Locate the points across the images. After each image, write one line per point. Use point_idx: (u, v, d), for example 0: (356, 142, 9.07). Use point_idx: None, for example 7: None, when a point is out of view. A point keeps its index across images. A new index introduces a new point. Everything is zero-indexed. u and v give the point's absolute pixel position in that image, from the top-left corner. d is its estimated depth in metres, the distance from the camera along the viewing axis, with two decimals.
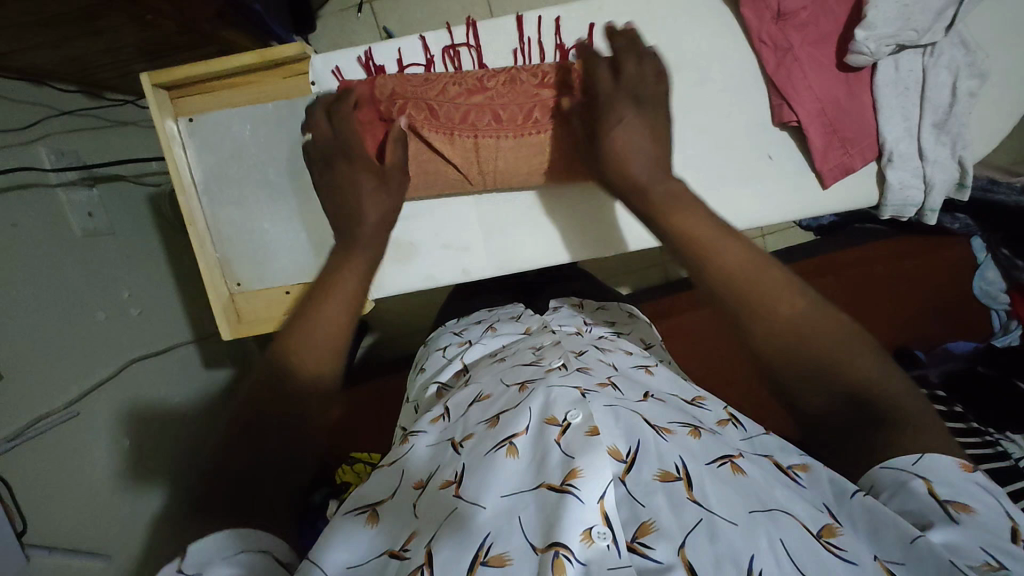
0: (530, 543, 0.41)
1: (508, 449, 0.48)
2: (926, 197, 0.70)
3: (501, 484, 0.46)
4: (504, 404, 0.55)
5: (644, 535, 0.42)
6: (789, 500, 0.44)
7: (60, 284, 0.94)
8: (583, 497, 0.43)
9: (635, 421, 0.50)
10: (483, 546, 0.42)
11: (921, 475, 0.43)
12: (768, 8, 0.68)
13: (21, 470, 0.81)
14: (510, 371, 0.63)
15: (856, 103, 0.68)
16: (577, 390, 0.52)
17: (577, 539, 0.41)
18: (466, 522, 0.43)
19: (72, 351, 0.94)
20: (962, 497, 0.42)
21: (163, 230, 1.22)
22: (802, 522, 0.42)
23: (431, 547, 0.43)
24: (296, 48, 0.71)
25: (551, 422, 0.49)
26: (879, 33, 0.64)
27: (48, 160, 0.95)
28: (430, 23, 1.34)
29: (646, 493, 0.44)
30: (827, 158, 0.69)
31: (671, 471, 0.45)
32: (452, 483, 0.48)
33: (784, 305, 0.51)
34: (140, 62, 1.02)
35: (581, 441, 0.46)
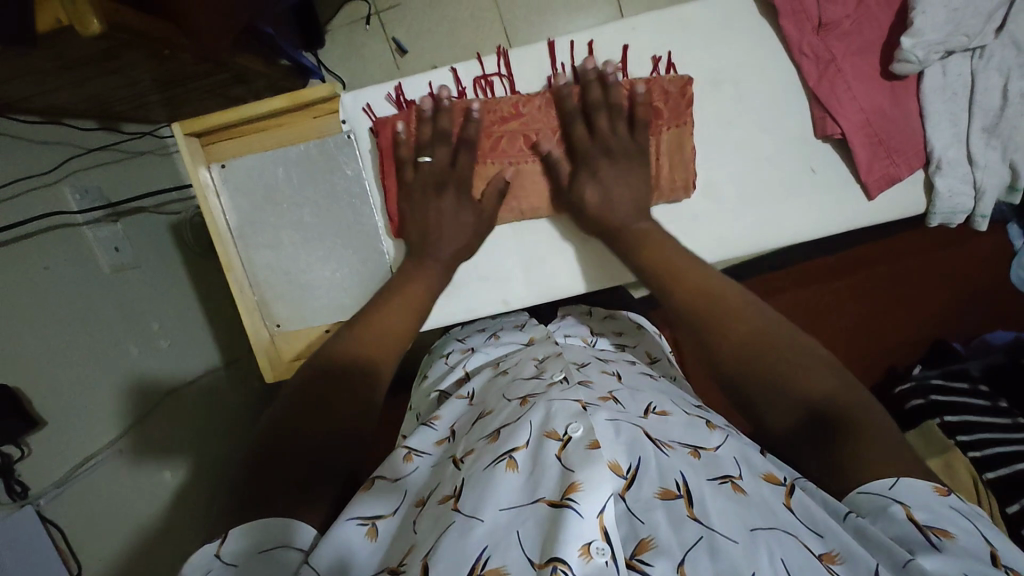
0: (529, 558, 0.40)
1: (507, 463, 0.47)
2: (977, 203, 0.68)
3: (499, 497, 0.44)
4: (505, 419, 0.55)
5: (643, 552, 0.41)
6: (792, 521, 0.43)
7: (96, 324, 0.94)
8: (583, 510, 0.41)
9: (636, 435, 0.49)
10: (479, 559, 0.41)
11: (899, 501, 0.43)
12: (809, 19, 0.67)
13: (69, 514, 0.82)
14: (511, 386, 0.63)
15: (901, 111, 0.67)
16: (577, 402, 0.51)
17: (577, 554, 0.40)
18: (462, 534, 0.42)
19: (113, 390, 0.94)
20: (942, 522, 0.42)
21: (187, 258, 1.22)
22: (805, 545, 0.41)
23: (427, 560, 0.42)
24: (325, 89, 0.73)
25: (551, 435, 0.48)
26: (927, 40, 0.63)
27: (73, 200, 0.96)
28: (439, 30, 1.32)
29: (646, 510, 0.43)
30: (873, 169, 0.67)
31: (671, 488, 0.44)
32: (451, 498, 0.47)
33: (742, 328, 0.58)
34: (155, 93, 1.02)
35: (581, 456, 0.45)
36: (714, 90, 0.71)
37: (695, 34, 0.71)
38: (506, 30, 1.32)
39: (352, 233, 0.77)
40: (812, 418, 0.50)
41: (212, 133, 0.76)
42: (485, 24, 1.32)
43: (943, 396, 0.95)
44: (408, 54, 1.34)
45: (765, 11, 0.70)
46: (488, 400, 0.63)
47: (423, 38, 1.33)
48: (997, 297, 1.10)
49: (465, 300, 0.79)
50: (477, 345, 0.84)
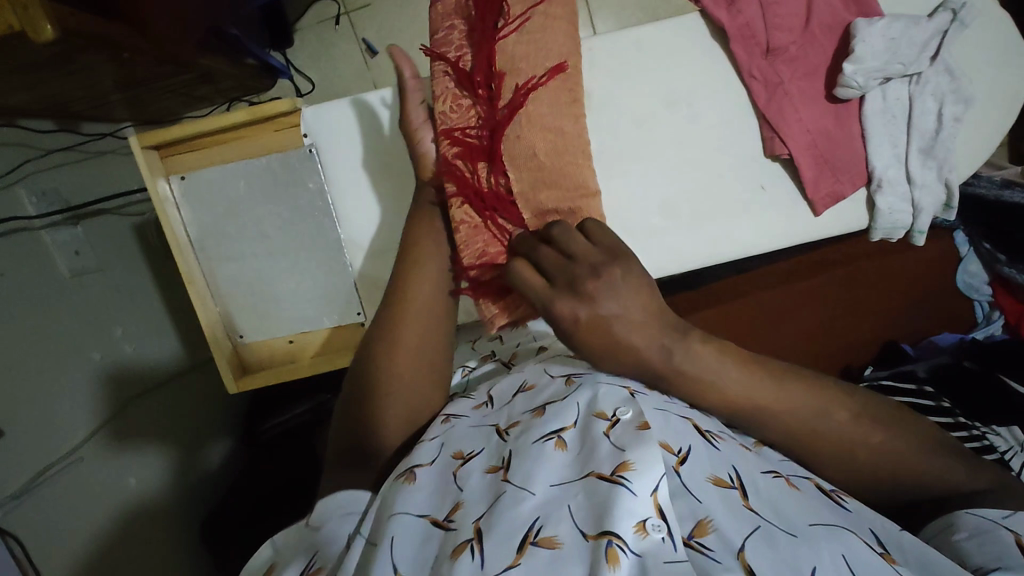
0: (580, 530, 0.43)
1: (556, 442, 0.50)
2: (915, 219, 0.71)
3: (549, 474, 0.47)
4: (549, 396, 0.57)
5: (702, 534, 0.43)
6: (844, 519, 0.48)
7: (54, 329, 0.92)
8: (635, 489, 0.44)
9: (685, 426, 0.52)
10: (531, 529, 0.43)
11: (1008, 528, 0.49)
12: (757, 44, 0.70)
13: (28, 525, 0.81)
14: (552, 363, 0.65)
15: (845, 133, 0.70)
16: (625, 389, 0.53)
17: (631, 531, 0.42)
18: (513, 504, 0.45)
19: (73, 396, 0.93)
20: None
21: (152, 260, 1.20)
22: (865, 541, 0.45)
23: (478, 524, 0.45)
24: (284, 103, 0.73)
25: (600, 416, 0.51)
26: (866, 67, 0.66)
27: (29, 204, 0.94)
28: (408, 31, 1.32)
29: (701, 489, 0.46)
30: (818, 187, 0.71)
31: (725, 479, 0.48)
32: (500, 468, 0.50)
33: (848, 428, 0.54)
34: (116, 93, 1.00)
35: (632, 435, 0.47)
36: (669, 108, 0.73)
37: (651, 53, 0.73)
38: None
39: (316, 246, 0.77)
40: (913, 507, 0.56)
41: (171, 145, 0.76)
42: None
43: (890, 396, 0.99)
44: (378, 54, 1.34)
45: (714, 33, 0.72)
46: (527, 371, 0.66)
47: (392, 39, 1.33)
48: (943, 302, 1.15)
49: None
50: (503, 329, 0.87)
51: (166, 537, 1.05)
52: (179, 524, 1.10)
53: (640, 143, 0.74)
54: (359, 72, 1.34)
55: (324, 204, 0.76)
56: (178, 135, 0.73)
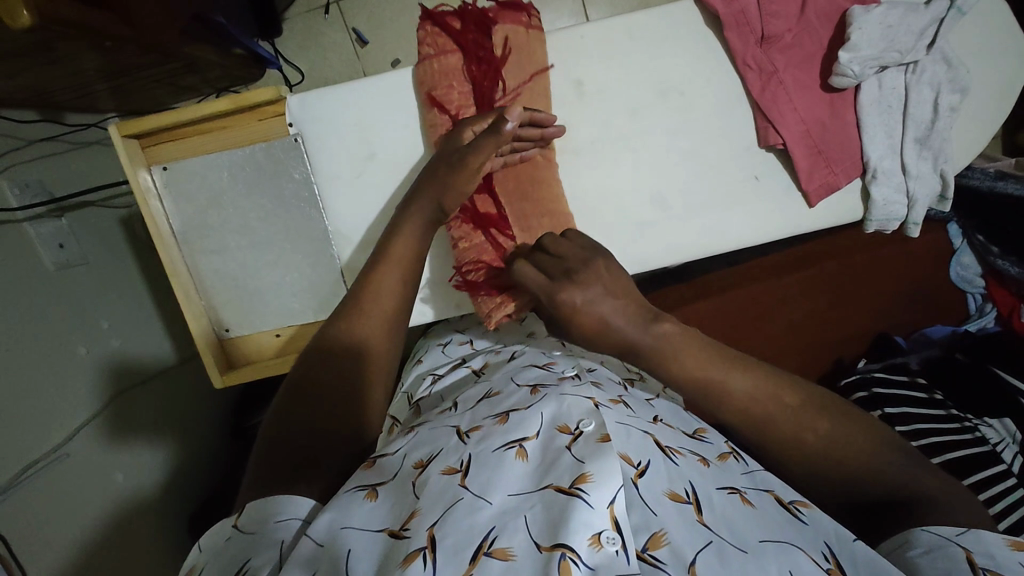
0: (535, 542, 0.43)
1: (517, 452, 0.50)
2: (909, 211, 0.70)
3: (508, 483, 0.48)
4: (513, 404, 0.58)
5: (655, 548, 0.44)
6: (796, 534, 0.49)
7: (37, 323, 0.91)
8: (592, 501, 0.44)
9: (646, 442, 0.53)
10: (487, 538, 0.43)
11: (961, 544, 0.47)
12: (752, 32, 0.69)
13: (13, 522, 0.79)
14: (519, 372, 0.67)
15: (839, 122, 0.69)
16: (589, 400, 0.55)
17: (586, 544, 0.42)
18: (471, 512, 0.45)
19: (58, 391, 0.91)
20: (1005, 571, 0.45)
21: (139, 253, 1.19)
22: (813, 559, 0.46)
23: (433, 531, 0.44)
24: (270, 91, 0.71)
25: (563, 430, 0.52)
26: (862, 55, 0.65)
27: (12, 195, 0.92)
28: (399, 20, 1.30)
29: (657, 502, 0.47)
30: (812, 178, 0.70)
31: (681, 494, 0.49)
32: (457, 471, 0.49)
33: (804, 434, 0.56)
34: (100, 82, 0.98)
35: (592, 447, 0.48)
36: (662, 97, 0.72)
37: (644, 43, 0.72)
38: None
39: (304, 238, 0.76)
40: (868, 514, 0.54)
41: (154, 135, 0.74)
42: None
43: (885, 388, 0.98)
44: (369, 44, 1.32)
45: (709, 21, 0.71)
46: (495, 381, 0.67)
47: (382, 28, 1.31)
48: (936, 295, 1.15)
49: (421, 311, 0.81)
50: (475, 337, 0.89)
51: (155, 533, 1.04)
52: (166, 520, 1.08)
53: (631, 134, 0.73)
54: (350, 62, 1.32)
55: (310, 194, 0.75)
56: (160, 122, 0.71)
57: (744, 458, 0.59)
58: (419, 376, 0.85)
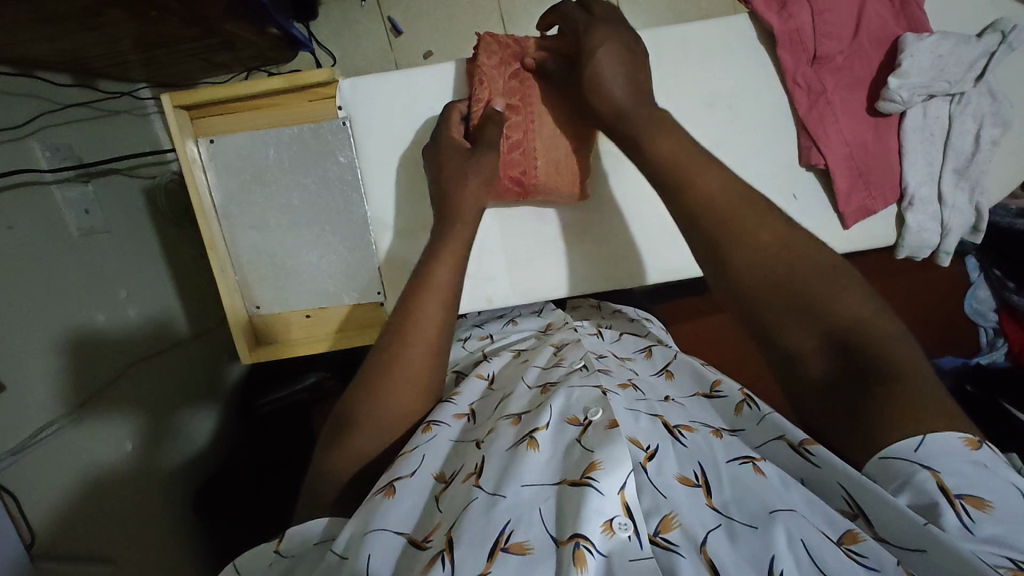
0: (551, 535, 0.45)
1: (529, 443, 0.53)
2: (942, 240, 0.71)
3: (523, 474, 0.50)
4: (526, 404, 0.60)
5: (667, 530, 0.45)
6: (804, 502, 0.45)
7: (58, 285, 0.91)
8: (602, 488, 0.46)
9: (654, 425, 0.54)
10: (502, 535, 0.45)
11: (927, 466, 0.42)
12: (804, 51, 0.69)
13: (25, 483, 0.78)
14: (534, 372, 0.69)
15: (882, 146, 0.70)
16: (597, 389, 0.57)
17: (600, 531, 0.45)
18: (485, 509, 0.47)
19: (74, 354, 0.91)
20: (976, 489, 0.40)
21: (160, 224, 1.19)
22: (825, 532, 0.43)
23: (451, 535, 0.46)
24: (323, 73, 0.72)
25: (573, 422, 0.55)
26: (911, 82, 0.66)
27: (43, 157, 0.92)
28: (436, 14, 1.32)
29: (667, 486, 0.48)
30: (850, 200, 0.70)
31: (691, 477, 0.49)
32: (473, 475, 0.52)
33: (764, 236, 0.53)
34: (135, 53, 0.99)
35: (601, 435, 0.51)
36: (707, 108, 0.73)
37: (691, 53, 0.72)
38: (503, 21, 1.32)
39: (343, 222, 0.76)
40: (842, 348, 0.48)
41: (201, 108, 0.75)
42: (484, 11, 1.32)
43: None
44: (402, 34, 1.32)
45: (763, 38, 0.72)
46: (510, 383, 0.68)
47: (418, 19, 1.32)
48: (948, 326, 1.17)
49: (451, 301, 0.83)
50: (495, 333, 0.90)
51: (160, 504, 1.04)
52: (172, 493, 1.08)
53: None
54: (383, 51, 1.33)
55: (354, 178, 0.76)
56: (209, 96, 0.72)
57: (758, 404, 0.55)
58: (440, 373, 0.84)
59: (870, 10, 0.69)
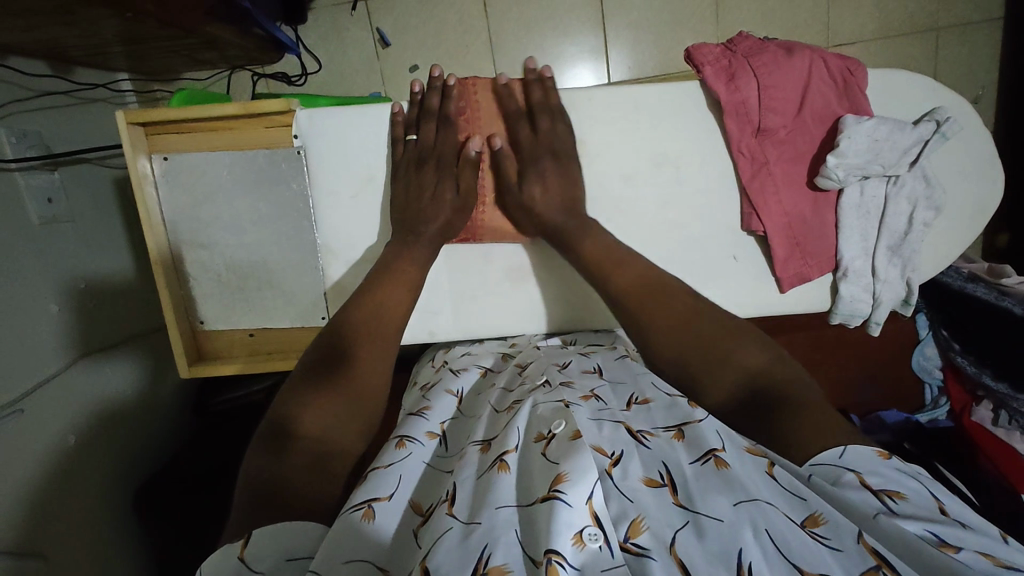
0: (529, 556, 0.47)
1: (500, 467, 0.56)
2: (873, 311, 0.74)
3: (496, 497, 0.52)
4: (492, 427, 0.65)
5: (637, 535, 0.47)
6: (764, 488, 0.50)
7: (12, 274, 0.90)
8: (570, 500, 0.48)
9: (617, 432, 0.58)
10: (482, 558, 0.46)
11: (852, 469, 0.51)
12: (750, 123, 0.71)
13: None
14: (503, 394, 0.73)
15: (820, 220, 0.72)
16: (560, 403, 0.62)
17: (572, 543, 0.46)
18: (459, 535, 0.49)
19: (25, 343, 0.90)
20: (894, 485, 0.49)
21: (128, 216, 1.19)
22: (788, 515, 0.47)
23: (425, 563, 0.46)
24: (278, 103, 0.72)
25: (538, 438, 0.58)
26: (848, 162, 0.68)
27: (9, 144, 0.92)
28: (425, 29, 1.33)
29: (633, 491, 0.51)
30: (788, 267, 0.73)
31: (656, 478, 0.53)
32: (446, 504, 0.54)
33: (672, 314, 0.69)
34: (114, 46, 0.99)
35: (565, 446, 0.54)
36: (657, 166, 0.75)
37: (647, 110, 0.74)
38: (490, 42, 1.34)
39: (293, 248, 0.78)
40: (746, 390, 0.63)
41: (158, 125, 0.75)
42: (473, 31, 1.33)
43: None
44: (390, 47, 1.34)
45: (710, 105, 0.74)
46: (477, 410, 0.74)
47: (406, 33, 1.33)
48: (896, 379, 1.20)
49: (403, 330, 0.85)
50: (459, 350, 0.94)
51: (102, 498, 1.03)
52: (117, 487, 1.07)
53: (623, 196, 0.76)
54: (369, 62, 1.34)
55: (305, 208, 0.76)
56: (162, 115, 0.72)
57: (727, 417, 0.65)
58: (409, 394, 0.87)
59: (814, 87, 0.70)
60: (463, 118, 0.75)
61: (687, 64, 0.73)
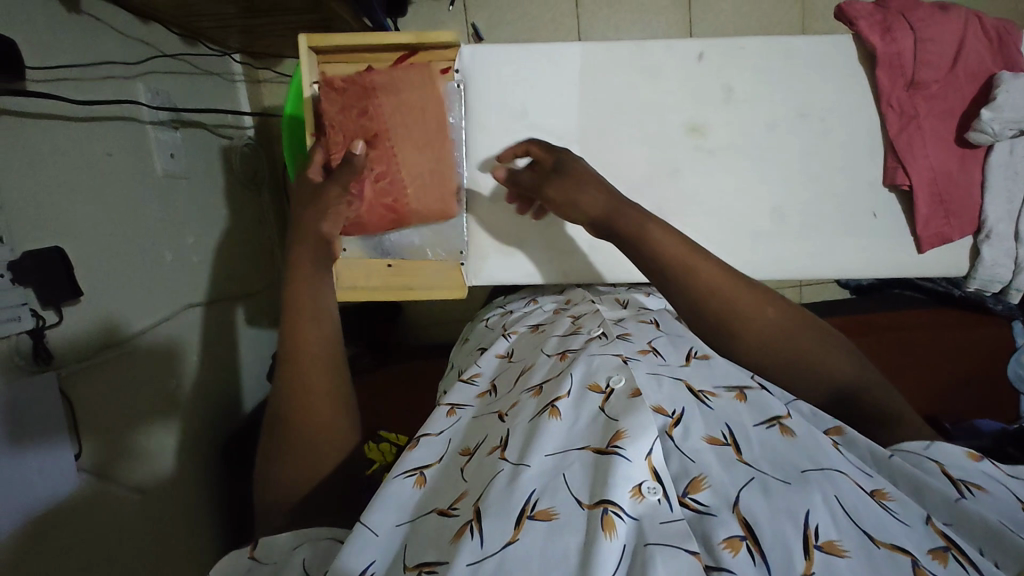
0: (577, 498, 0.45)
1: (550, 412, 0.53)
2: (1014, 276, 0.84)
3: (545, 443, 0.50)
4: (546, 373, 0.63)
5: (697, 492, 0.46)
6: (836, 460, 0.51)
7: (137, 217, 0.94)
8: (629, 456, 0.47)
9: (678, 390, 0.56)
10: (529, 502, 0.45)
11: (932, 458, 0.56)
12: (902, 75, 0.80)
13: (86, 395, 0.80)
14: (556, 342, 0.71)
15: (966, 175, 0.81)
16: (618, 357, 0.59)
17: (629, 496, 0.45)
18: (509, 477, 0.47)
19: (143, 283, 0.94)
20: (976, 479, 0.53)
21: (230, 181, 1.24)
22: (859, 484, 0.49)
23: (479, 505, 0.47)
24: (447, 36, 0.81)
25: (595, 388, 0.55)
26: (1004, 116, 0.76)
27: (145, 97, 0.98)
28: (516, 26, 1.39)
29: (695, 451, 0.49)
30: (929, 225, 0.83)
31: (719, 437, 0.51)
32: (498, 448, 0.53)
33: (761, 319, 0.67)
34: (241, 18, 1.06)
35: (623, 403, 0.52)
36: None
37: None
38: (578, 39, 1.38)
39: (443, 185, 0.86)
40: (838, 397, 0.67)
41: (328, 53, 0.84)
42: (562, 30, 1.38)
43: None
44: (483, 40, 1.39)
45: (864, 58, 0.83)
46: (527, 358, 0.72)
47: (499, 28, 1.39)
48: (986, 387, 1.17)
49: (530, 266, 0.92)
50: (516, 309, 0.93)
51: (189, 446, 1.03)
52: (202, 439, 1.08)
53: None
54: None
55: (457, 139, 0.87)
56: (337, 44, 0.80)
57: (777, 392, 0.62)
58: (467, 353, 0.88)
59: (968, 45, 0.79)
60: (365, 117, 0.81)
61: (840, 20, 0.81)
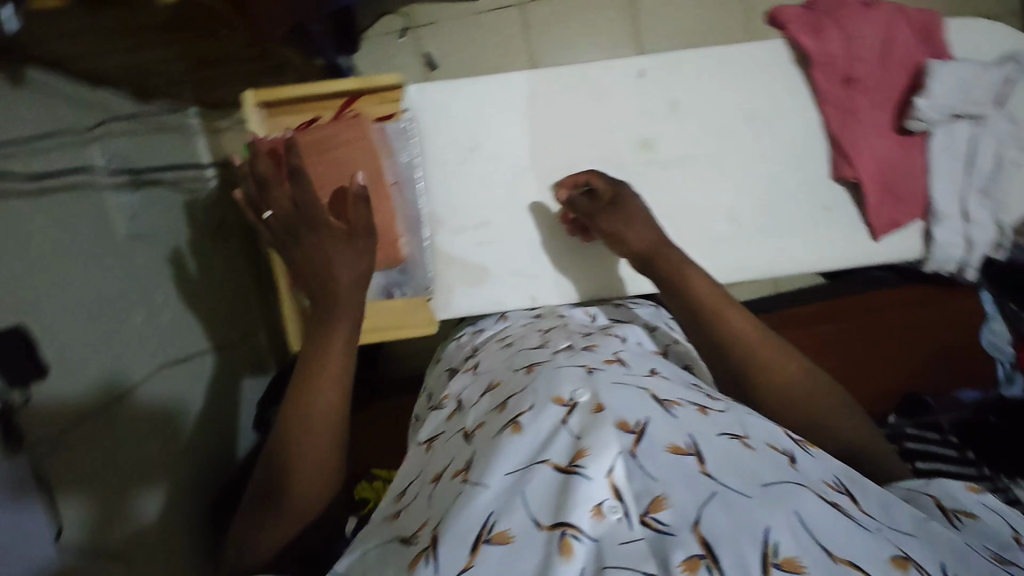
0: (536, 520, 0.46)
1: (512, 429, 0.53)
2: (968, 253, 0.90)
3: (507, 463, 0.50)
4: (513, 387, 0.61)
5: (657, 510, 0.45)
6: (797, 475, 0.49)
7: (105, 283, 0.93)
8: (590, 475, 0.47)
9: (643, 398, 0.54)
10: (485, 525, 0.47)
11: (928, 494, 0.58)
12: (835, 73, 0.87)
13: (70, 468, 0.78)
14: (522, 356, 0.69)
15: (909, 161, 0.87)
16: (582, 369, 0.57)
17: (588, 516, 0.45)
18: (469, 502, 0.48)
19: (119, 348, 0.93)
20: (969, 509, 0.55)
21: (197, 234, 1.23)
22: (819, 497, 0.48)
23: (437, 531, 0.48)
24: (391, 78, 0.83)
25: (558, 401, 0.54)
26: (938, 104, 0.83)
27: (100, 161, 0.99)
28: (469, 51, 1.40)
29: (657, 468, 0.47)
30: (881, 211, 0.87)
31: (683, 446, 0.49)
32: (463, 471, 0.53)
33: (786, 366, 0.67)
34: (193, 72, 1.06)
35: (588, 419, 0.51)
36: None
37: None
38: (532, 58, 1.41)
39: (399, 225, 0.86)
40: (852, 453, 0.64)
41: (279, 106, 0.85)
42: (515, 51, 1.40)
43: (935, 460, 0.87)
44: (438, 69, 1.41)
45: (799, 61, 0.89)
46: (495, 370, 0.70)
47: (453, 55, 1.40)
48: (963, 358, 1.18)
49: (500, 292, 0.90)
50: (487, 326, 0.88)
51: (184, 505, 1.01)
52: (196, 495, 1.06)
53: None
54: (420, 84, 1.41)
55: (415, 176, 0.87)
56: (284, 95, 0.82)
57: None
58: (437, 375, 0.87)
59: (892, 42, 0.86)
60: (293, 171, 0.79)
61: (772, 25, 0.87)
